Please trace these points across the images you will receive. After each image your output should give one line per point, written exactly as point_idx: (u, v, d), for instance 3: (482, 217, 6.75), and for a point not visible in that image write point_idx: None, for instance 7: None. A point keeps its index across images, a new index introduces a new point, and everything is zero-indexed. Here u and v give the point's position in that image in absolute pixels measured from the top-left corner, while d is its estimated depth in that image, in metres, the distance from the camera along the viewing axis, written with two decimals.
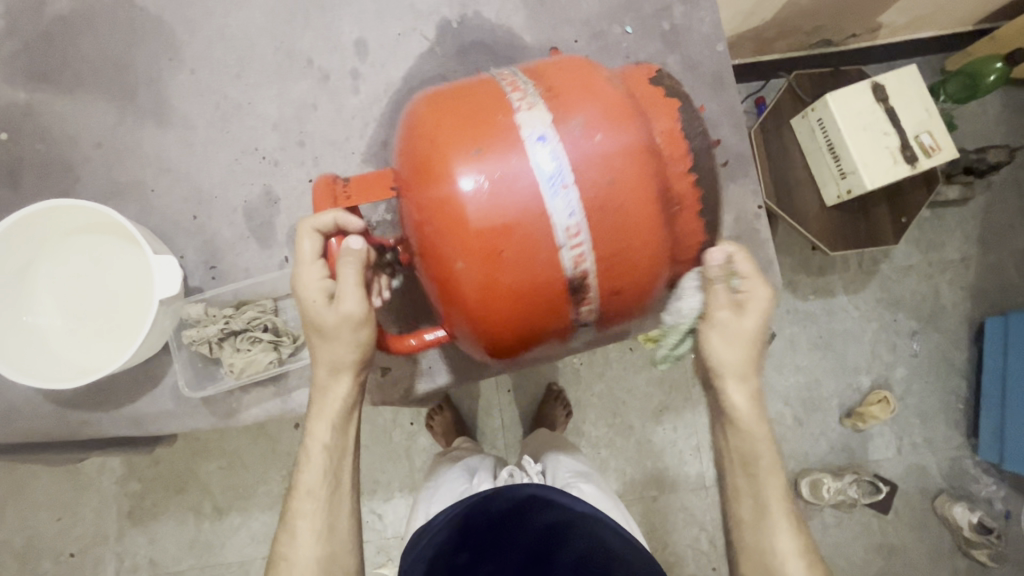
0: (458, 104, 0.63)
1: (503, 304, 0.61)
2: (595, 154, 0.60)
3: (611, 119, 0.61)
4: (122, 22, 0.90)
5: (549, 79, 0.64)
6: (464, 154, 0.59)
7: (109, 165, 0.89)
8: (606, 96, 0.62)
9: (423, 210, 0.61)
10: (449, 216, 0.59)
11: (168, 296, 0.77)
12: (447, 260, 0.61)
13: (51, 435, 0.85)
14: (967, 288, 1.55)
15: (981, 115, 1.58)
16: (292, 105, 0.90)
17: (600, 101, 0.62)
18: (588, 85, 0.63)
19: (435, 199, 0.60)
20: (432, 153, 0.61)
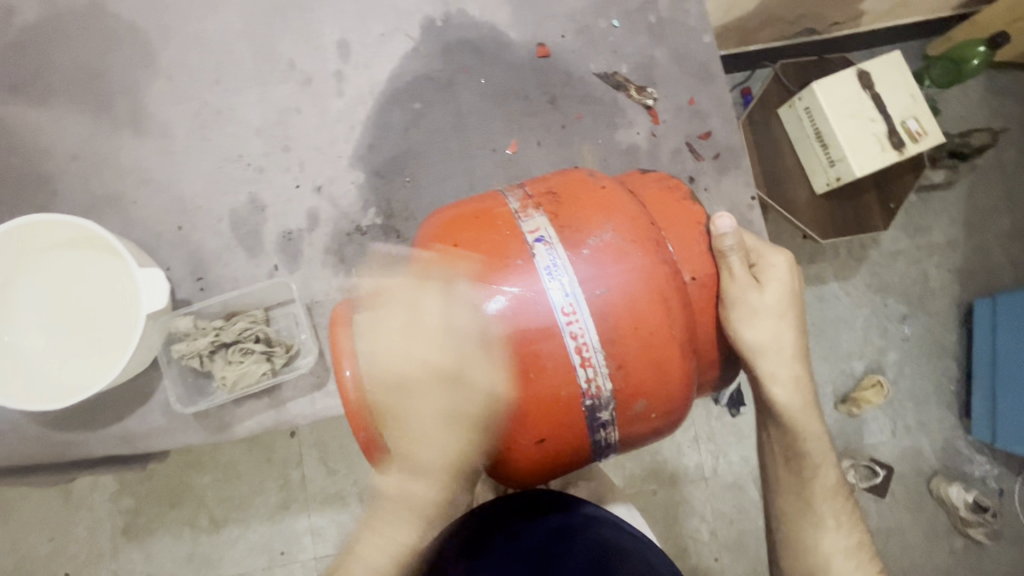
0: (483, 250, 0.61)
1: (522, 454, 0.62)
2: (628, 319, 0.59)
3: (635, 265, 0.61)
4: (94, 30, 0.88)
5: (569, 207, 0.63)
6: (488, 314, 0.59)
7: (86, 177, 0.86)
8: (634, 240, 0.62)
9: (442, 355, 0.61)
10: (474, 374, 0.59)
11: (156, 309, 0.75)
12: (471, 404, 0.60)
13: (38, 454, 0.83)
14: (954, 270, 1.57)
15: (963, 99, 1.59)
16: (275, 111, 0.88)
17: (627, 257, 0.61)
18: (618, 237, 0.61)
19: (460, 356, 0.60)
20: (455, 308, 0.60)
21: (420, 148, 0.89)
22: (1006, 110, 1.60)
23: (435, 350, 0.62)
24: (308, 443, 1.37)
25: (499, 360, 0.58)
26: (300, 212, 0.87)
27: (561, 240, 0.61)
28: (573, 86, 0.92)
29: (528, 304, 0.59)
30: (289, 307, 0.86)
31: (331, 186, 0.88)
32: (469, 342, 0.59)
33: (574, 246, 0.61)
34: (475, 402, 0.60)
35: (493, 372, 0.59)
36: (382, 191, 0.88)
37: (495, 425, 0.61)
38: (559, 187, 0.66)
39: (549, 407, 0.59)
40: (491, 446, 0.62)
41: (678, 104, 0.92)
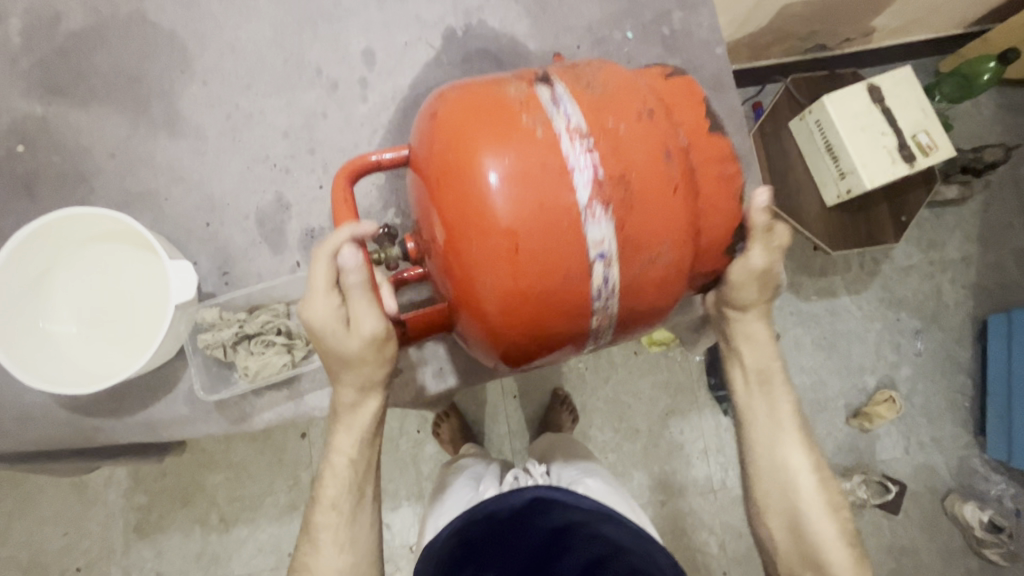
0: (498, 120, 0.61)
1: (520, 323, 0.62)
2: (634, 195, 0.60)
3: (640, 134, 0.61)
4: (134, 36, 0.93)
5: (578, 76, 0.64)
6: (501, 173, 0.58)
7: (122, 175, 0.91)
8: (646, 123, 0.62)
9: (450, 209, 0.61)
10: (484, 231, 0.59)
11: (184, 300, 0.78)
12: (477, 267, 0.60)
13: (66, 441, 0.86)
14: (968, 285, 1.56)
15: (975, 114, 1.60)
16: (301, 114, 0.92)
17: (637, 135, 0.61)
18: (633, 117, 0.62)
19: (471, 216, 0.59)
20: (468, 169, 0.60)
21: None
22: (1019, 126, 1.61)
23: (444, 218, 0.62)
24: (318, 444, 1.39)
25: (509, 217, 0.58)
26: (323, 212, 0.90)
27: (576, 116, 0.61)
28: None
29: (537, 163, 0.59)
30: None
31: (353, 188, 0.91)
32: (475, 191, 0.59)
33: (583, 108, 0.61)
34: (482, 258, 0.60)
35: (498, 227, 0.59)
36: (402, 193, 0.91)
37: (497, 290, 0.61)
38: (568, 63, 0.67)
39: (550, 274, 0.60)
40: (491, 314, 0.62)
41: None
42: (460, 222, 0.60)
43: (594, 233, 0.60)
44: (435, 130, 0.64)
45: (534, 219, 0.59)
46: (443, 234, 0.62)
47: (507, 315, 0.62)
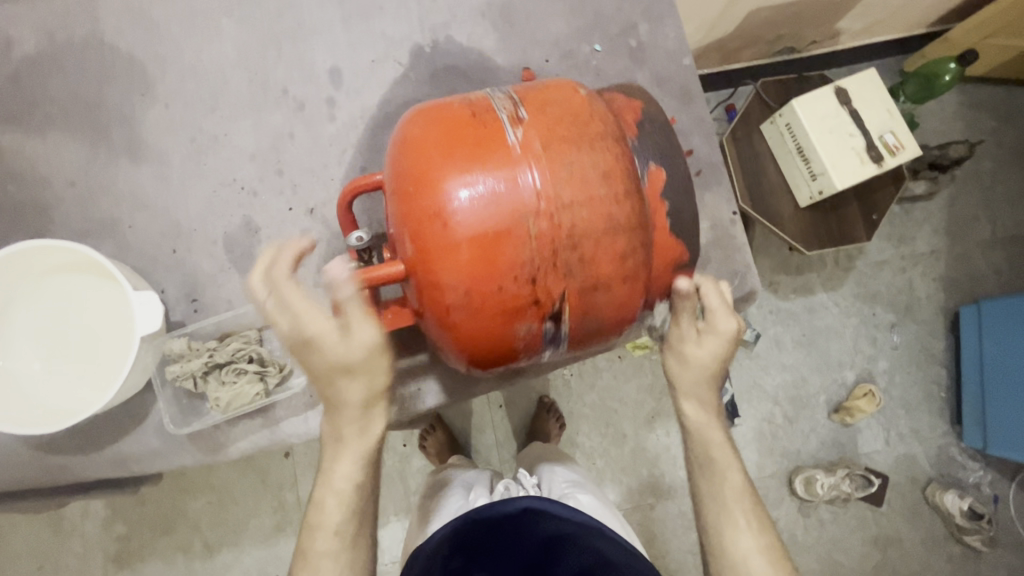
0: (450, 129, 0.64)
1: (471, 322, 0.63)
2: (576, 197, 0.62)
3: (618, 142, 0.66)
4: (91, 59, 0.90)
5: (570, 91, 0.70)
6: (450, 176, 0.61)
7: (83, 203, 0.88)
8: (586, 130, 0.65)
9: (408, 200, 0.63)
10: (433, 230, 0.61)
11: (150, 332, 0.76)
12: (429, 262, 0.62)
13: (32, 480, 0.83)
14: (939, 278, 1.60)
15: (940, 112, 1.64)
16: (269, 135, 0.91)
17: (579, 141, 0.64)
18: (573, 124, 0.65)
19: (423, 216, 0.62)
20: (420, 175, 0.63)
21: None
22: (981, 123, 1.65)
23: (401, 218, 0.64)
24: (302, 464, 1.36)
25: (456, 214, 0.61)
26: (294, 234, 0.89)
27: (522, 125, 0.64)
28: None
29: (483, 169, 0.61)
30: None
31: (324, 209, 0.90)
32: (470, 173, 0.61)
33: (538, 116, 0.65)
34: (433, 257, 0.62)
35: (450, 216, 0.61)
36: (375, 213, 0.90)
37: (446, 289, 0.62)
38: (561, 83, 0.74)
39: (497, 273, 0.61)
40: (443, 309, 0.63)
41: None
42: (444, 202, 0.61)
43: (554, 234, 0.61)
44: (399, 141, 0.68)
45: (484, 211, 0.60)
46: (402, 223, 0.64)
47: (458, 305, 0.63)
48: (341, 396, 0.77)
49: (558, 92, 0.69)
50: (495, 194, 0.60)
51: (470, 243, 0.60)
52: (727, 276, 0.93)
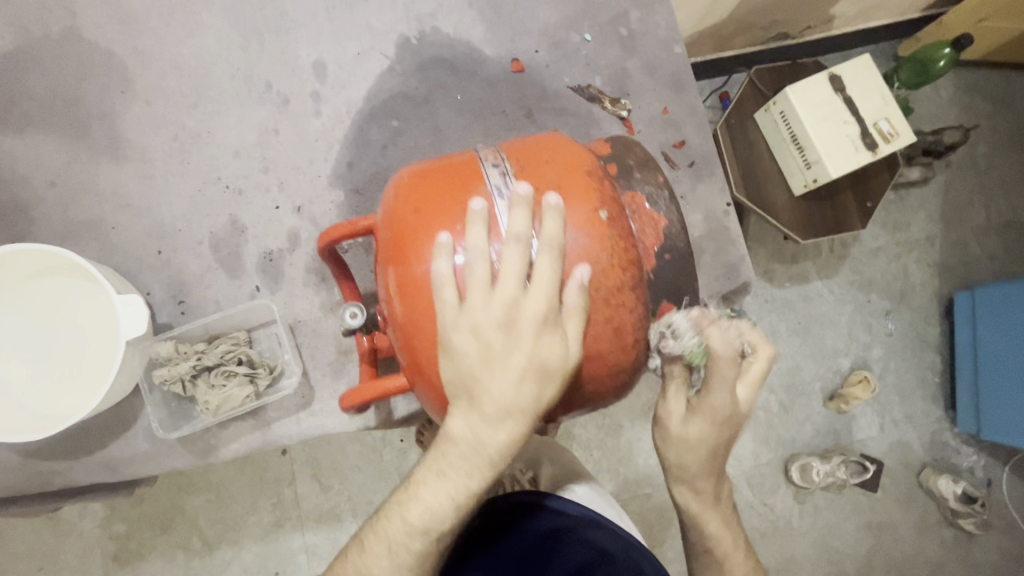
0: (445, 217, 0.61)
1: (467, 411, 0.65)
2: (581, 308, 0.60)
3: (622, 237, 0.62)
4: (68, 56, 0.88)
5: (584, 206, 0.61)
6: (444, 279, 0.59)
7: (64, 205, 0.86)
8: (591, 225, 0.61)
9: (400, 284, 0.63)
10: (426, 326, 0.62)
11: (136, 336, 0.74)
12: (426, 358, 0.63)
13: (22, 485, 0.82)
14: (933, 265, 1.60)
15: (934, 97, 1.63)
16: (253, 132, 0.89)
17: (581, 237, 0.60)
18: (577, 214, 0.61)
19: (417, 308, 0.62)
20: (413, 267, 0.62)
21: (398, 165, 0.90)
22: (976, 107, 1.64)
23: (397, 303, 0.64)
24: (299, 460, 1.36)
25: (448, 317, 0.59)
26: (281, 232, 0.87)
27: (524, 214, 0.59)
28: (548, 100, 0.93)
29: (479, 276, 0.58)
30: (271, 328, 0.86)
31: (311, 206, 0.88)
32: (513, 361, 0.58)
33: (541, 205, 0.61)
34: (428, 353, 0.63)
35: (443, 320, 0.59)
36: (364, 209, 0.89)
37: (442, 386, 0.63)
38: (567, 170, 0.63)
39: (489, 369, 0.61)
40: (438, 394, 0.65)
41: (651, 114, 0.94)
42: (487, 384, 0.59)
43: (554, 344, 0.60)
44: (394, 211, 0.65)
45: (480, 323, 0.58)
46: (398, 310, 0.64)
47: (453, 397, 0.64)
48: (404, 516, 0.63)
49: (575, 206, 0.61)
50: (543, 382, 0.59)
51: (519, 433, 0.60)
52: (720, 269, 0.92)
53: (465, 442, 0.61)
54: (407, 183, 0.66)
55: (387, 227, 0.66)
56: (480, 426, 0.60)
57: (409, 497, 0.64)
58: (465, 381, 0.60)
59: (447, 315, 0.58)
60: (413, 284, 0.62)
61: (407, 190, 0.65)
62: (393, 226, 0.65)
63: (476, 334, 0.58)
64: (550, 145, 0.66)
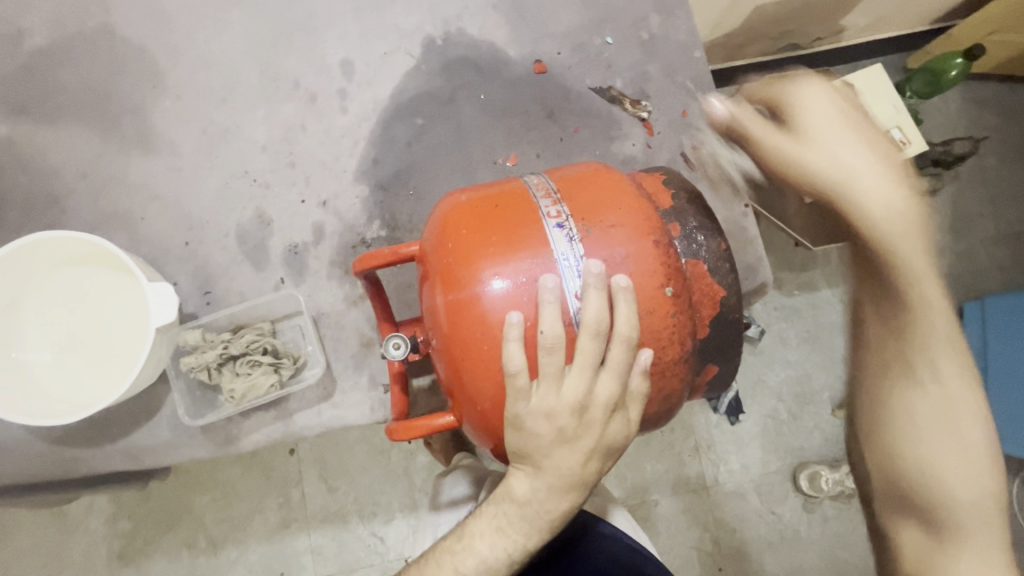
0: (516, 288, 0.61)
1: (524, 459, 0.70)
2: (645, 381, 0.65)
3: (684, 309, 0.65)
4: (103, 52, 0.90)
5: (652, 283, 0.63)
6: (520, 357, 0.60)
7: (94, 196, 0.88)
8: (659, 302, 0.63)
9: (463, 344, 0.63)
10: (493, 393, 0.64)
11: (165, 323, 0.75)
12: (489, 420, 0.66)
13: (43, 472, 0.83)
14: (944, 275, 1.60)
15: (945, 108, 1.65)
16: (281, 128, 0.91)
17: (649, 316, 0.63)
18: (646, 288, 0.63)
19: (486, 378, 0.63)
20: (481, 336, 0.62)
21: (420, 162, 0.91)
22: (986, 119, 1.65)
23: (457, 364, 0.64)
24: (308, 460, 1.36)
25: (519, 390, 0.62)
26: (305, 226, 0.89)
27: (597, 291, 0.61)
28: (569, 101, 0.95)
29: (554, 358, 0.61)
30: (295, 320, 0.87)
31: (336, 201, 0.90)
32: (579, 437, 0.64)
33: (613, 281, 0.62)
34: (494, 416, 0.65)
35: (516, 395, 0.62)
36: (387, 205, 0.90)
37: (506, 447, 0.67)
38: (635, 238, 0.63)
39: None
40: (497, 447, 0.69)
41: (671, 117, 0.96)
42: (554, 457, 0.65)
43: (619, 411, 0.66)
44: (454, 270, 0.64)
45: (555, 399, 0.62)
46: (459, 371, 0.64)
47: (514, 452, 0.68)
48: (456, 566, 0.70)
49: (645, 283, 0.63)
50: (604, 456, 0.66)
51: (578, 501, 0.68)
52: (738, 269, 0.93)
53: (527, 505, 0.67)
54: (461, 240, 0.64)
55: (443, 287, 0.64)
56: (543, 494, 0.67)
57: (462, 549, 0.71)
58: (531, 453, 0.65)
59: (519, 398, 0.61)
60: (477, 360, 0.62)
61: (463, 250, 0.64)
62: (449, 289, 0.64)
63: (550, 417, 0.62)
64: (613, 202, 0.65)
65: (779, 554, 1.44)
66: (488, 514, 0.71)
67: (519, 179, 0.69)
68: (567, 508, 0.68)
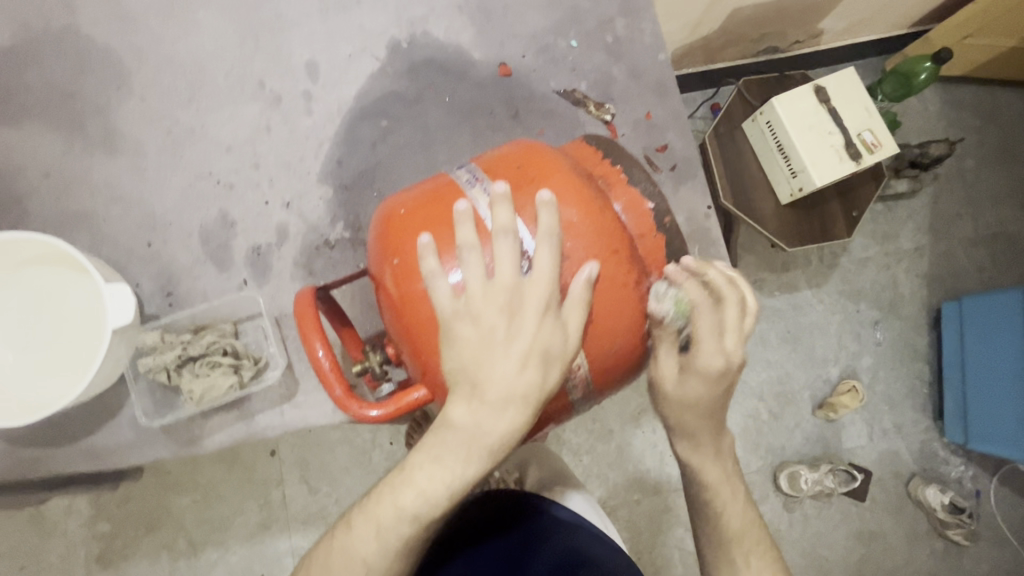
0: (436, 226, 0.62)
1: None
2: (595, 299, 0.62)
3: (618, 229, 0.64)
4: (65, 53, 0.90)
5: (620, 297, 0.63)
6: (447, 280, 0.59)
7: (56, 197, 0.88)
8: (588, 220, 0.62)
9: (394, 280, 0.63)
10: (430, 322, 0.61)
11: (122, 324, 0.76)
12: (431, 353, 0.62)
13: (5, 475, 0.82)
14: (920, 275, 1.62)
15: (920, 110, 1.66)
16: (245, 129, 0.91)
17: (582, 231, 0.62)
18: (577, 212, 0.62)
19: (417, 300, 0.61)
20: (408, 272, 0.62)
21: (387, 164, 0.92)
22: (960, 121, 1.67)
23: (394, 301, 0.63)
24: (288, 461, 1.35)
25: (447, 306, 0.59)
26: (271, 227, 0.89)
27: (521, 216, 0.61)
28: (535, 103, 0.96)
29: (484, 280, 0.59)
30: (257, 320, 0.87)
31: (300, 202, 0.90)
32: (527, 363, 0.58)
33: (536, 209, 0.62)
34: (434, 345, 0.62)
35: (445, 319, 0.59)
36: (353, 206, 0.90)
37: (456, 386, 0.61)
38: (599, 252, 0.62)
39: None
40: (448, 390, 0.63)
41: (636, 119, 0.97)
42: (491, 371, 0.58)
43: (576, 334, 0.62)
44: (382, 233, 0.66)
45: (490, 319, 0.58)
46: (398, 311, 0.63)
47: None
48: (395, 502, 0.58)
49: (572, 207, 0.63)
50: (546, 367, 0.58)
51: (521, 423, 0.58)
52: None
53: (464, 430, 0.58)
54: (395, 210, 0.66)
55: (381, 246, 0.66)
56: (482, 417, 0.58)
57: (399, 484, 0.59)
58: (467, 370, 0.58)
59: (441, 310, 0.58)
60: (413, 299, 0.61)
61: (392, 218, 0.65)
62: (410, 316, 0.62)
63: (479, 320, 0.58)
64: (528, 150, 0.67)
65: None
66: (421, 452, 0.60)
67: (463, 186, 0.64)
68: (511, 436, 0.59)
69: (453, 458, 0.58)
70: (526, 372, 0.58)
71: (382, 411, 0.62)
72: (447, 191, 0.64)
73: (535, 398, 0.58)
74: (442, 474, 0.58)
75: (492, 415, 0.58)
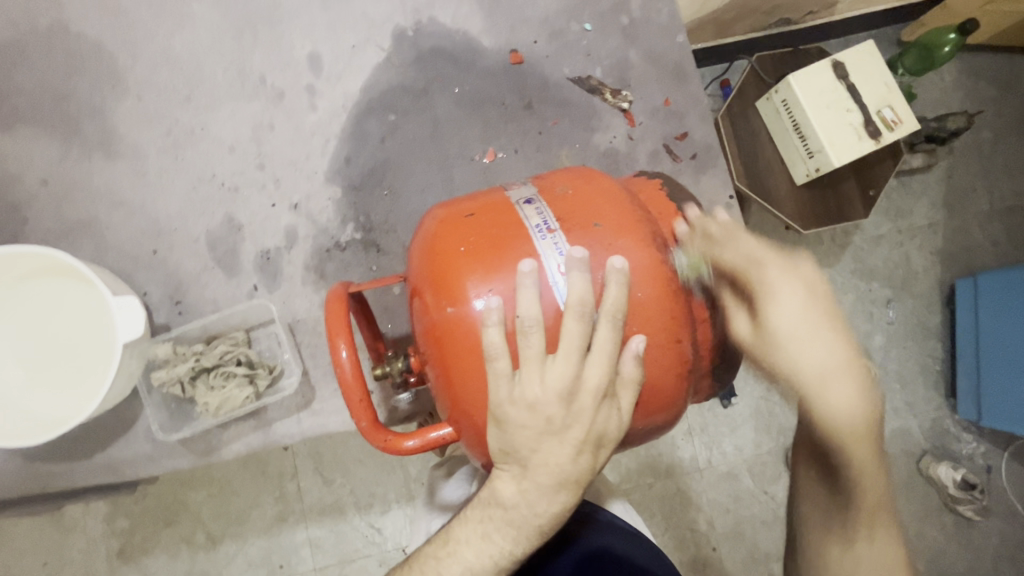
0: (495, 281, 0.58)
1: None
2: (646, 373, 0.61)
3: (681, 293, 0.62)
4: (58, 52, 0.86)
5: (669, 374, 0.62)
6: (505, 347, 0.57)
7: (57, 205, 0.85)
8: (653, 290, 0.60)
9: (443, 331, 0.59)
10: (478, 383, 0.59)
11: (132, 338, 0.73)
12: (473, 414, 0.60)
13: (23, 486, 0.82)
14: (935, 252, 1.58)
15: (938, 82, 1.61)
16: (248, 128, 0.87)
17: (645, 300, 0.59)
18: (643, 279, 0.60)
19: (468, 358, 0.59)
20: (459, 326, 0.58)
21: (395, 160, 0.88)
22: (980, 92, 1.62)
23: (438, 347, 0.60)
24: (303, 455, 1.34)
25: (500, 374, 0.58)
26: (278, 230, 0.86)
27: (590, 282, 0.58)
28: (549, 92, 0.91)
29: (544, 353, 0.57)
30: (271, 328, 0.85)
31: (308, 203, 0.87)
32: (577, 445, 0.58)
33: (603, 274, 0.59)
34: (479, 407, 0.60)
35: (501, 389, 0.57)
36: (361, 206, 0.87)
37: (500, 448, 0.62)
38: (662, 329, 0.60)
39: None
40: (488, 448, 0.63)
41: (653, 106, 0.92)
42: (541, 452, 0.58)
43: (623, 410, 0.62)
44: (431, 268, 0.61)
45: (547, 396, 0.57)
46: (442, 359, 0.60)
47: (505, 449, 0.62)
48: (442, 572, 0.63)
49: (640, 274, 0.60)
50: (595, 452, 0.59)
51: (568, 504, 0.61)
52: None
53: (513, 509, 0.61)
54: (448, 247, 0.61)
55: (428, 283, 0.61)
56: (530, 497, 0.60)
57: (448, 554, 0.64)
58: (517, 451, 0.59)
59: (500, 383, 0.56)
60: (464, 357, 0.59)
61: (444, 257, 0.61)
62: (457, 375, 0.60)
63: (534, 407, 0.57)
64: (597, 196, 0.63)
65: (771, 532, 1.44)
66: (473, 517, 0.64)
67: (532, 236, 0.59)
68: (557, 512, 0.61)
69: (501, 535, 0.62)
70: (578, 459, 0.59)
71: (415, 445, 0.62)
72: (514, 241, 0.59)
73: (583, 481, 0.60)
74: (486, 548, 0.62)
75: (540, 497, 0.59)
